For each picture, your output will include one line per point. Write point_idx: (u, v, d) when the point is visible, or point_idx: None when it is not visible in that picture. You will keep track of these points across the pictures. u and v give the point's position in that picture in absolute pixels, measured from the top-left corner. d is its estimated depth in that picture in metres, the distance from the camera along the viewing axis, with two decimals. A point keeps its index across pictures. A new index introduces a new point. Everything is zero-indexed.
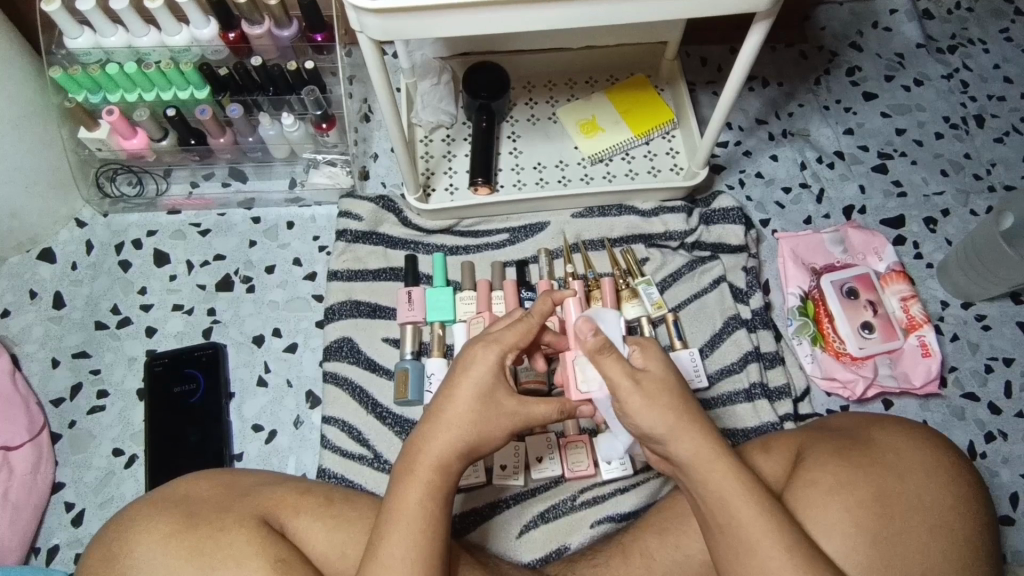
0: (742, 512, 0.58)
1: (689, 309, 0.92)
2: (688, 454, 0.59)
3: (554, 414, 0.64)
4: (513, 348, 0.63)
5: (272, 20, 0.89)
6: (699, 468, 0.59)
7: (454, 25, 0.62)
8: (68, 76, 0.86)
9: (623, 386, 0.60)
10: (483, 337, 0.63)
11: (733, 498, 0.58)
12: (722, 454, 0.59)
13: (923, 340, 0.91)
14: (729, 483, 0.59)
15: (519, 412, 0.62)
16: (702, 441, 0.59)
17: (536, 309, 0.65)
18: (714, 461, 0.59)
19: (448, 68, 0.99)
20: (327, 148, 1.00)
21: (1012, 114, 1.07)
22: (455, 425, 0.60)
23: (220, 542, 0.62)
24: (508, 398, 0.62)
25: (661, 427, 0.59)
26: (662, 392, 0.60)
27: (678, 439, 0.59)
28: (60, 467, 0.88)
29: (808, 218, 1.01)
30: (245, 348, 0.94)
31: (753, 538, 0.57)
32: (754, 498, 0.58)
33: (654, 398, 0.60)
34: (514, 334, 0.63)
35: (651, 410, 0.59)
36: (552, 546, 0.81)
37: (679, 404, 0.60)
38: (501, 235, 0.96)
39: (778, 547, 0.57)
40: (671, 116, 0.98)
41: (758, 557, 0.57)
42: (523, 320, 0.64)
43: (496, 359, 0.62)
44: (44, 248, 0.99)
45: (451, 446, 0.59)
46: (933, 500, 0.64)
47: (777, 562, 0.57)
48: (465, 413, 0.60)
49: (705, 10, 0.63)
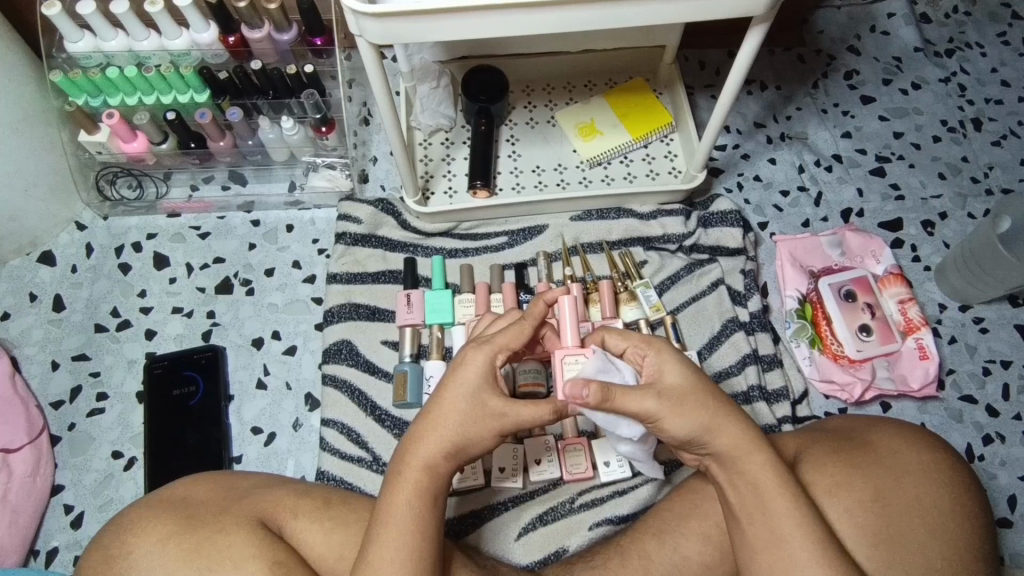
0: (775, 503, 0.59)
1: (688, 311, 0.92)
2: (724, 446, 0.60)
3: (547, 416, 0.60)
4: (506, 350, 0.62)
5: (272, 23, 0.89)
6: (736, 458, 0.60)
7: (451, 30, 0.62)
8: (68, 79, 0.87)
9: (647, 407, 0.58)
10: (477, 339, 0.62)
11: (768, 488, 0.59)
12: (757, 447, 0.60)
13: (921, 342, 0.91)
14: (765, 474, 0.60)
15: (506, 414, 0.60)
16: (738, 434, 0.60)
17: (531, 311, 0.65)
18: (751, 452, 0.60)
19: (447, 72, 0.99)
20: (327, 151, 1.00)
21: (1010, 117, 1.08)
22: (447, 424, 0.60)
23: (218, 543, 0.63)
24: (494, 399, 0.60)
25: (695, 428, 0.60)
26: (688, 395, 0.60)
27: (713, 434, 0.60)
28: (60, 469, 0.88)
29: (807, 221, 1.01)
30: (244, 350, 0.94)
31: (785, 530, 0.58)
32: (787, 489, 0.59)
33: (685, 407, 0.59)
34: (507, 335, 0.62)
35: (682, 415, 0.59)
36: (551, 548, 0.81)
37: (714, 404, 0.60)
38: (501, 237, 0.97)
39: (810, 538, 0.58)
40: (670, 119, 0.98)
41: (788, 547, 0.58)
42: (518, 323, 0.63)
43: (486, 359, 0.61)
44: (44, 251, 0.99)
45: (441, 446, 0.60)
46: (936, 501, 0.65)
47: (806, 553, 0.57)
48: (452, 411, 0.60)
49: (703, 15, 0.63)
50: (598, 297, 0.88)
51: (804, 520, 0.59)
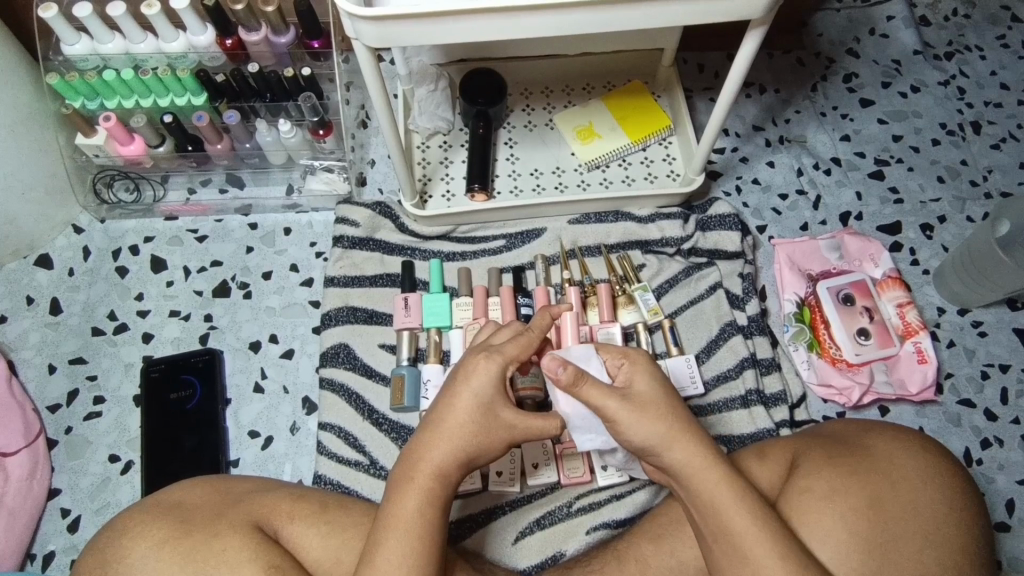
0: (734, 520, 0.59)
1: (686, 315, 0.92)
2: (680, 462, 0.61)
3: (554, 430, 0.63)
4: (516, 360, 0.63)
5: (269, 26, 0.89)
6: (691, 476, 0.60)
7: (445, 34, 0.62)
8: (64, 82, 0.87)
9: (610, 406, 0.60)
10: (486, 348, 0.63)
11: (724, 506, 0.59)
12: (712, 463, 0.60)
13: (919, 346, 0.90)
14: (722, 491, 0.59)
15: (517, 425, 0.61)
16: (693, 450, 0.61)
17: (536, 323, 0.66)
18: (705, 468, 0.60)
19: (445, 75, 0.99)
20: (324, 154, 1.00)
21: (1009, 120, 1.08)
22: (461, 433, 0.60)
23: (214, 548, 0.63)
24: (505, 411, 0.61)
25: (651, 438, 0.61)
26: (653, 404, 0.61)
27: (668, 448, 0.61)
28: (56, 473, 0.88)
29: (805, 224, 1.01)
30: (241, 354, 0.94)
31: (746, 546, 0.58)
32: (745, 505, 0.59)
33: (646, 411, 0.60)
34: (515, 346, 0.64)
35: (642, 423, 0.60)
36: (548, 553, 0.81)
37: (673, 414, 0.61)
38: (498, 241, 0.97)
39: (770, 553, 0.57)
40: (667, 123, 0.98)
41: (752, 563, 0.57)
42: (524, 335, 0.65)
43: (498, 370, 0.62)
44: (40, 254, 0.99)
45: (455, 456, 0.60)
46: (924, 504, 0.64)
47: (770, 568, 0.57)
48: (466, 422, 0.60)
49: (700, 18, 0.63)
50: (597, 301, 0.88)
51: (766, 533, 0.58)
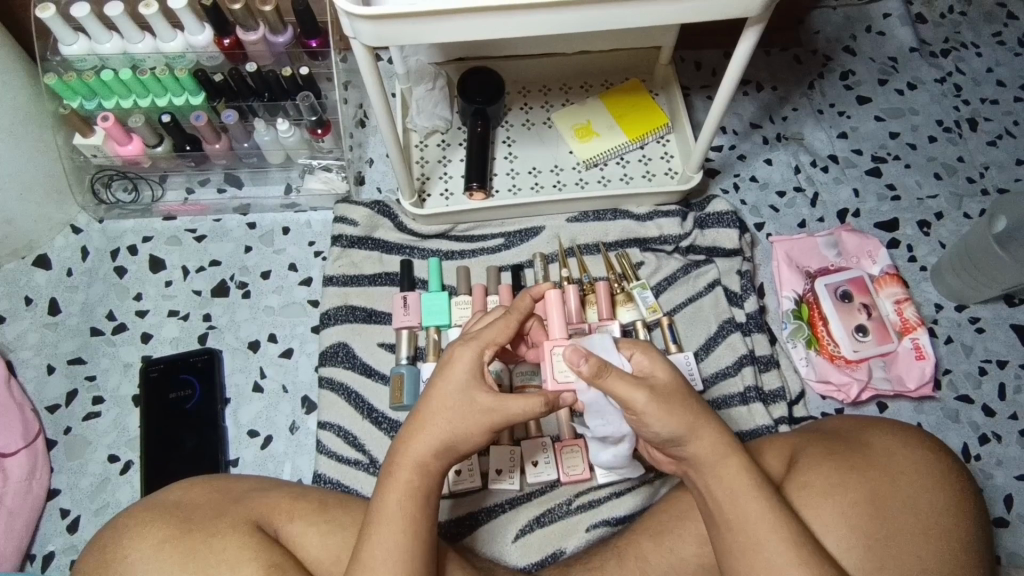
0: (751, 508, 0.59)
1: (685, 312, 0.92)
2: (700, 451, 0.61)
3: (539, 407, 0.59)
4: (493, 345, 0.63)
5: (266, 26, 0.89)
6: (713, 465, 0.61)
7: (442, 33, 0.62)
8: (62, 82, 0.87)
9: (637, 399, 0.59)
10: (465, 336, 0.64)
11: (742, 493, 0.59)
12: (732, 453, 0.61)
13: (917, 342, 0.91)
14: (739, 481, 0.60)
15: (495, 408, 0.59)
16: (716, 439, 0.61)
17: (516, 305, 0.66)
18: (726, 457, 0.61)
19: (442, 73, 0.99)
20: (322, 154, 1.00)
21: (1006, 117, 1.08)
22: (437, 421, 0.60)
23: (214, 547, 0.63)
24: (483, 395, 0.60)
25: (677, 429, 0.60)
26: (676, 396, 0.60)
27: (694, 438, 0.61)
28: (55, 474, 0.88)
29: (803, 221, 1.01)
30: (240, 353, 0.94)
31: (761, 535, 0.58)
32: (763, 493, 0.60)
33: (672, 405, 0.60)
34: (494, 331, 0.63)
35: (670, 417, 0.59)
36: (547, 551, 0.81)
37: (695, 404, 0.61)
38: (496, 240, 0.97)
39: (784, 542, 0.58)
40: (665, 120, 0.98)
41: (764, 553, 0.58)
42: (502, 318, 0.64)
43: (475, 356, 0.62)
44: (38, 255, 0.99)
45: (432, 444, 0.60)
46: (929, 502, 0.65)
47: (784, 556, 0.57)
48: (442, 410, 0.60)
49: (697, 18, 0.63)
50: (595, 299, 0.88)
51: (780, 522, 0.59)
